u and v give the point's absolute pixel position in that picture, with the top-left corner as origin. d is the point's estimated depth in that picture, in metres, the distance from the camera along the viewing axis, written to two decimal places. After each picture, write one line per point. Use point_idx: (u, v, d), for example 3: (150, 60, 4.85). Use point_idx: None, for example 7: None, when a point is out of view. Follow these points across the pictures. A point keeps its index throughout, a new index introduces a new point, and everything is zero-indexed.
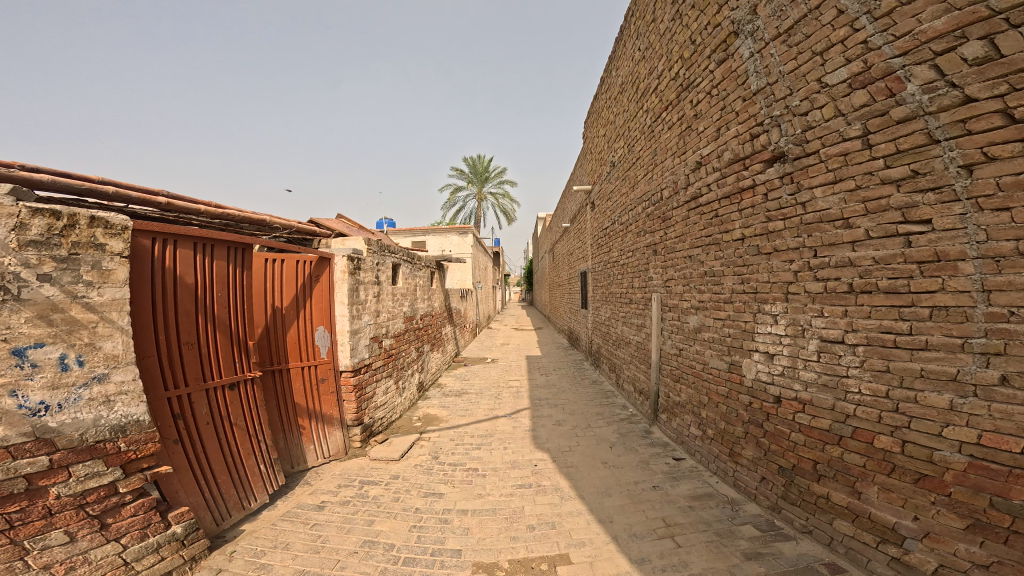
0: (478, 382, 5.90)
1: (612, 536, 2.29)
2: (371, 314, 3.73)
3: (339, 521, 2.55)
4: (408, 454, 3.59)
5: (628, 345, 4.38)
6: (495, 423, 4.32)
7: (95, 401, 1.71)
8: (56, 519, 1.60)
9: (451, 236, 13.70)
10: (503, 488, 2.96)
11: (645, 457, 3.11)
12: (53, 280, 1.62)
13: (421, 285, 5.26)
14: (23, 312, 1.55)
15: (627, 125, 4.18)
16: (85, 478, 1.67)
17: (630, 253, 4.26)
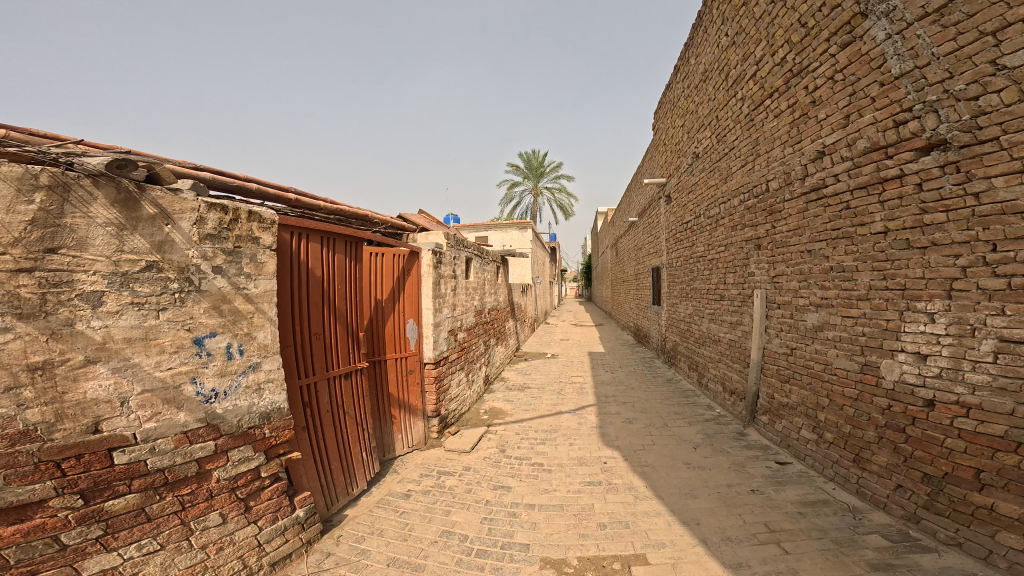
0: (540, 377, 5.95)
1: (700, 539, 2.25)
2: (449, 308, 3.86)
3: (421, 510, 2.65)
4: (478, 446, 3.67)
5: (717, 343, 4.28)
6: (559, 419, 4.33)
7: (250, 388, 1.91)
8: (215, 501, 1.77)
9: (510, 231, 13.89)
10: (571, 484, 2.97)
11: (739, 459, 3.03)
12: (221, 273, 1.83)
13: (488, 280, 5.37)
14: (203, 302, 1.76)
15: (714, 114, 4.08)
16: (238, 463, 1.85)
17: (721, 247, 4.15)
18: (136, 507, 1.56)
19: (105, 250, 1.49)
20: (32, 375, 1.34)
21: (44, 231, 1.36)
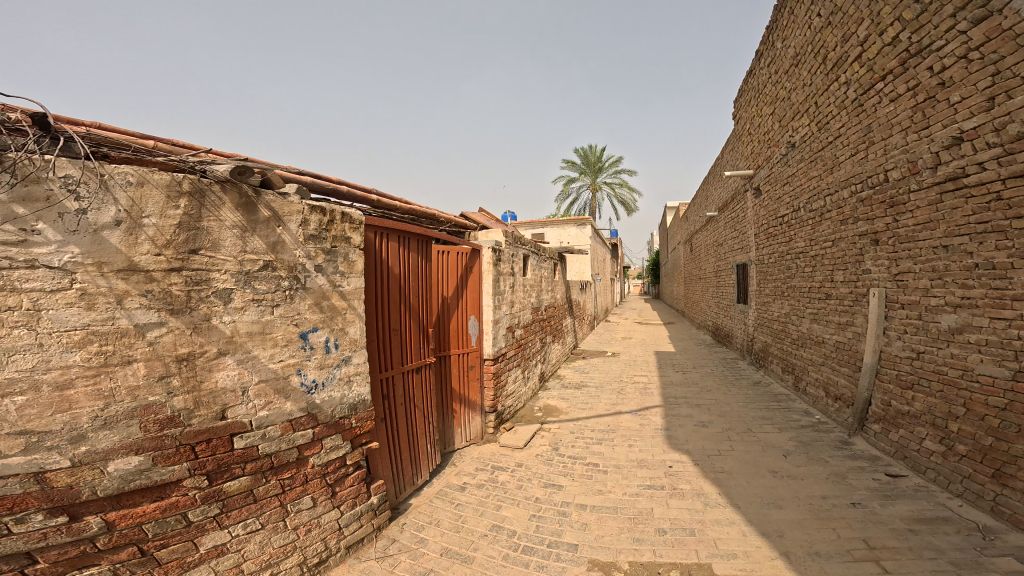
0: (596, 376, 5.97)
1: (782, 552, 2.15)
2: (507, 306, 4.13)
3: (475, 504, 2.81)
4: (531, 443, 3.69)
5: (821, 345, 4.26)
6: (618, 418, 4.26)
7: (342, 381, 2.39)
8: (309, 485, 2.22)
9: (568, 227, 13.99)
10: (627, 487, 2.91)
11: (840, 471, 2.96)
12: (322, 271, 2.33)
13: (546, 278, 5.58)
14: (309, 299, 2.25)
15: (823, 107, 4.10)
16: (329, 450, 2.31)
17: (829, 243, 4.12)
18: (247, 489, 2.01)
19: (233, 251, 1.98)
20: (178, 364, 1.82)
21: (188, 234, 1.84)
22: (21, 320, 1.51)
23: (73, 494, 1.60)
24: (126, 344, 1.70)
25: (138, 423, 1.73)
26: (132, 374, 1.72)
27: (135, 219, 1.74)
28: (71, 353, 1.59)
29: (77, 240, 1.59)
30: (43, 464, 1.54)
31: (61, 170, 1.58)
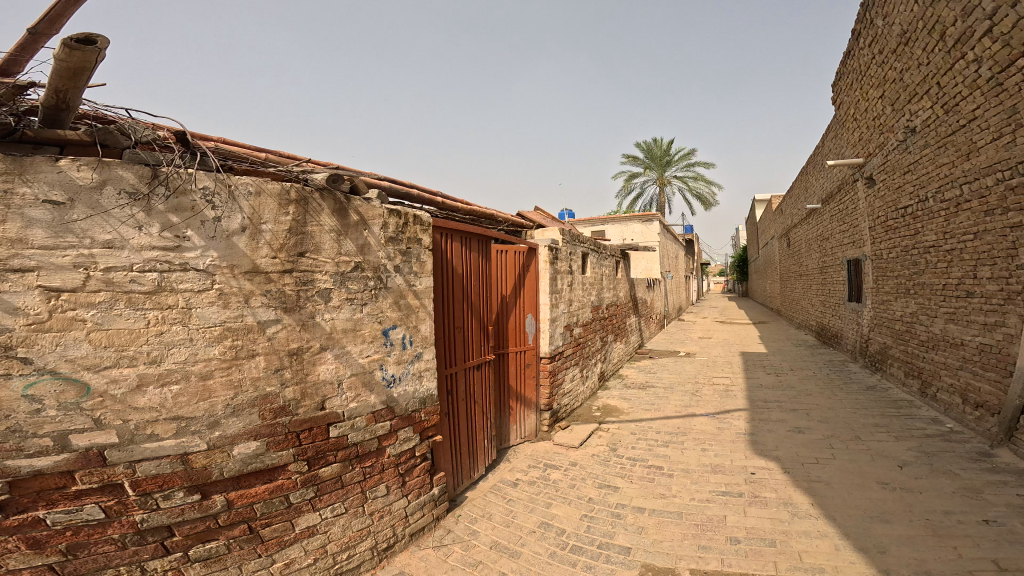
0: (664, 377, 7.42)
1: (884, 569, 2.54)
2: (564, 304, 5.39)
3: (526, 500, 3.80)
4: (586, 443, 4.74)
5: (959, 347, 4.74)
6: (692, 422, 5.19)
7: (414, 376, 3.44)
8: (383, 474, 3.20)
9: (632, 225, 14.65)
10: (699, 494, 3.56)
11: (973, 485, 3.33)
12: (400, 271, 3.36)
13: (606, 276, 7.03)
14: (390, 296, 3.28)
15: (965, 106, 4.39)
16: (401, 442, 3.33)
17: (969, 235, 4.57)
18: (335, 475, 2.95)
19: (331, 254, 2.91)
20: (288, 358, 2.73)
21: (296, 238, 2.75)
22: (179, 317, 2.35)
23: (206, 473, 2.45)
24: (250, 340, 2.58)
25: (258, 411, 2.61)
26: (255, 366, 2.60)
27: (256, 225, 2.61)
28: (209, 347, 2.44)
29: (215, 244, 2.46)
30: (187, 446, 2.39)
31: (200, 183, 2.43)
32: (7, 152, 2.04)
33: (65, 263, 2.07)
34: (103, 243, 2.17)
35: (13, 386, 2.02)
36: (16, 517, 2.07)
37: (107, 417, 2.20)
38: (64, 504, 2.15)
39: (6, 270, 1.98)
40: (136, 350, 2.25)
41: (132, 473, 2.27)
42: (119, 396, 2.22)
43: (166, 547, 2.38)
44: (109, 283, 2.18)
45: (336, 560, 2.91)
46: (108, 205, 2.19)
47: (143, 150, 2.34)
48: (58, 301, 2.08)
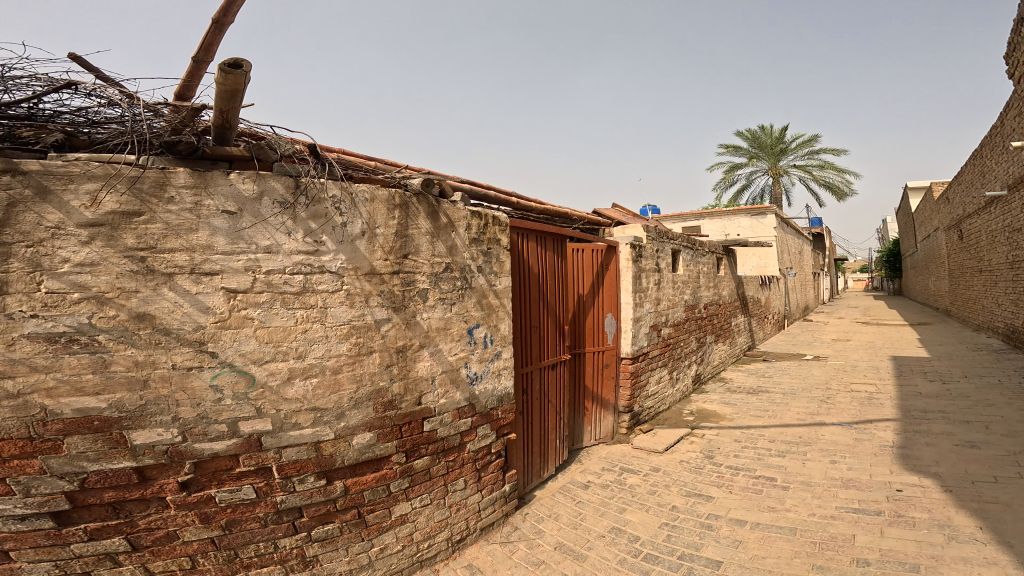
0: (785, 383, 7.09)
1: None
2: (651, 302, 5.31)
3: (596, 503, 3.74)
4: (673, 448, 4.60)
5: None
6: (820, 432, 4.84)
7: (494, 374, 3.53)
8: (463, 470, 3.32)
9: (739, 220, 14.60)
10: (820, 510, 3.30)
11: None
12: (482, 271, 3.46)
13: (704, 274, 6.94)
14: (473, 296, 3.39)
15: None
16: (480, 439, 3.43)
17: None
18: (426, 468, 3.11)
19: (428, 255, 3.10)
20: (396, 355, 2.94)
21: (400, 241, 2.96)
22: (318, 316, 2.64)
23: (332, 461, 2.71)
24: (370, 337, 2.82)
25: (373, 405, 2.84)
26: (372, 363, 2.83)
27: (371, 229, 2.84)
28: (339, 344, 2.71)
29: (343, 248, 2.72)
30: (321, 435, 2.67)
31: (330, 192, 2.70)
32: (196, 168, 2.38)
33: (239, 267, 2.41)
34: (264, 248, 2.50)
35: (202, 378, 2.38)
36: (196, 494, 2.41)
37: (266, 407, 2.53)
38: (229, 484, 2.48)
39: (202, 273, 2.34)
40: (289, 346, 2.57)
41: (279, 459, 2.58)
42: (275, 387, 2.55)
43: (295, 527, 2.65)
44: (269, 285, 2.51)
45: (419, 548, 3.06)
46: (266, 214, 2.51)
47: (287, 163, 2.62)
48: (236, 300, 2.43)
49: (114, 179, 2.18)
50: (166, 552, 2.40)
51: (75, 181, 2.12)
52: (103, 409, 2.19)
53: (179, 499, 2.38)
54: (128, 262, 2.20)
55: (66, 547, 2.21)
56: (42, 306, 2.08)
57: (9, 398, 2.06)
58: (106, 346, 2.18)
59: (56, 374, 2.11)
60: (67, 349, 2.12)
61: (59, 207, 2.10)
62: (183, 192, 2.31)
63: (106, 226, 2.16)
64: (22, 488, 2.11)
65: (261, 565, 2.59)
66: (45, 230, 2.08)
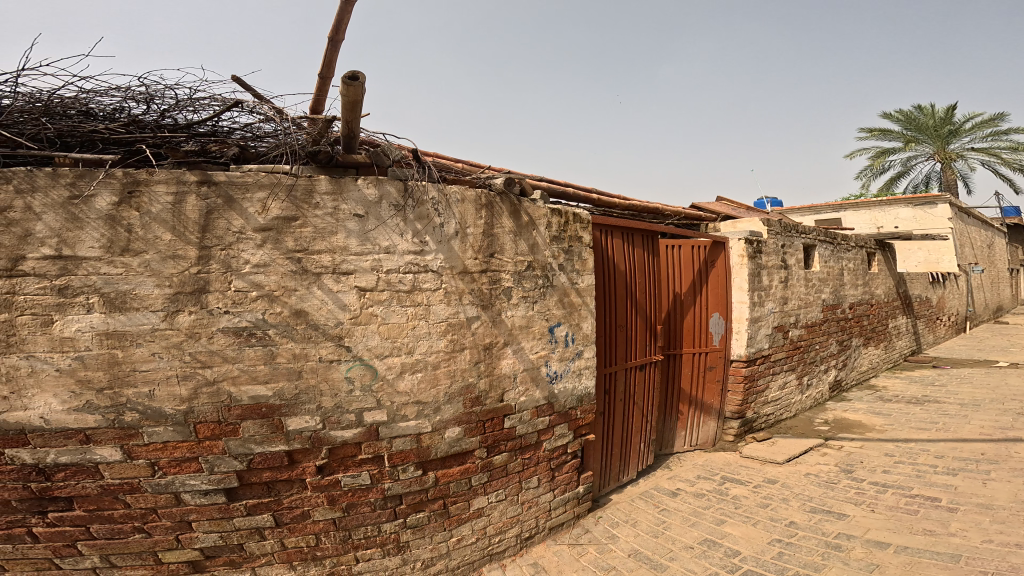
0: (963, 395, 6.29)
1: None
2: (773, 302, 5.00)
3: (683, 512, 3.54)
4: (796, 461, 4.27)
5: None
6: (1006, 450, 4.21)
7: (574, 373, 3.39)
8: (537, 468, 3.28)
9: (897, 211, 14.03)
10: (988, 539, 2.86)
11: None
12: (564, 270, 3.33)
13: (846, 270, 6.47)
14: (555, 295, 3.27)
15: None
16: (556, 438, 3.35)
17: None
18: (502, 464, 3.11)
19: (512, 254, 3.05)
20: (484, 352, 2.96)
21: (487, 241, 2.96)
22: (422, 314, 2.73)
23: (427, 451, 2.81)
24: (462, 335, 2.87)
25: (462, 400, 2.89)
26: (464, 359, 2.88)
27: (464, 230, 2.87)
28: (438, 340, 2.78)
29: (442, 248, 2.78)
30: (422, 428, 2.77)
31: (429, 194, 2.77)
32: (332, 175, 2.56)
33: (367, 266, 2.56)
34: (384, 248, 2.62)
35: (338, 369, 2.54)
36: (328, 477, 2.59)
37: (385, 399, 2.66)
38: (352, 469, 2.64)
39: (341, 273, 2.51)
40: (403, 342, 2.69)
41: (389, 448, 2.70)
42: (391, 380, 2.67)
43: (396, 513, 2.78)
44: (389, 284, 2.63)
45: (490, 542, 3.09)
46: (385, 216, 2.63)
47: (397, 166, 2.74)
48: (365, 299, 2.58)
49: (279, 188, 2.39)
50: (300, 529, 2.60)
51: (250, 190, 2.35)
52: (271, 397, 2.42)
53: (316, 481, 2.57)
54: (287, 263, 2.40)
55: (230, 519, 2.46)
56: (231, 303, 2.32)
57: (203, 384, 2.31)
58: (272, 340, 2.40)
59: (241, 364, 2.35)
60: (248, 342, 2.36)
61: (241, 214, 2.33)
62: (325, 198, 2.48)
63: (272, 231, 2.37)
64: (208, 466, 2.37)
65: (367, 548, 2.73)
66: (232, 234, 2.32)
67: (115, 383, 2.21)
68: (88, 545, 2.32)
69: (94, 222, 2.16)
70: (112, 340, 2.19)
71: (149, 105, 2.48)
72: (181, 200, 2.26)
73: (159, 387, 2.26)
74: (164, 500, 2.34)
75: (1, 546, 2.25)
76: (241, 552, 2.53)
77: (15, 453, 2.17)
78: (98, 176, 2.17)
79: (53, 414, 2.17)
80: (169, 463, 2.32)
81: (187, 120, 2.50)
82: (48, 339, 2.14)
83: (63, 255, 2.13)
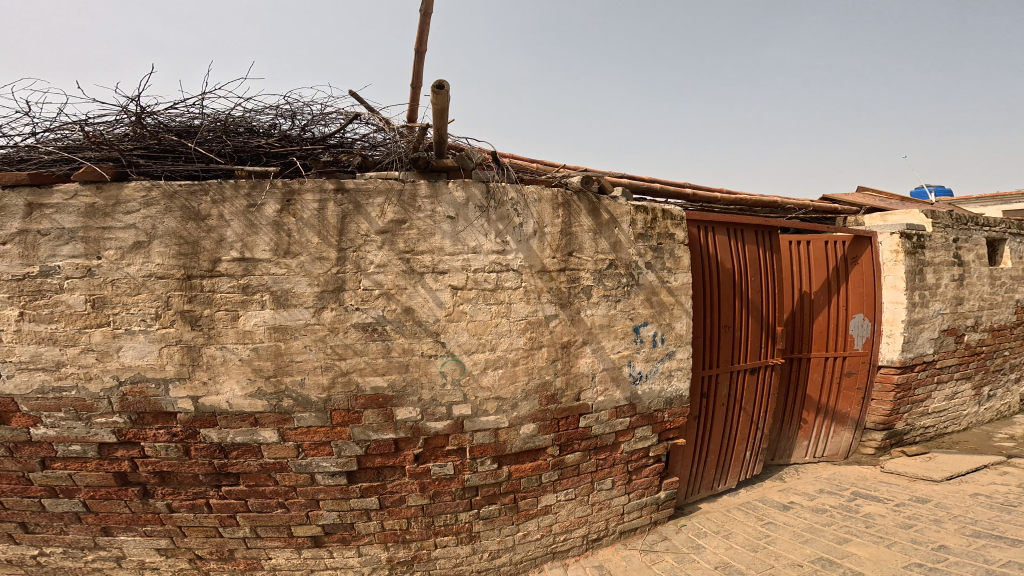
0: None
1: None
2: (941, 302, 4.44)
3: (792, 527, 3.26)
4: (966, 480, 3.83)
5: None
6: None
7: (663, 374, 3.20)
8: (612, 469, 3.18)
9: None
10: None
11: None
12: (651, 269, 3.10)
13: None
14: (641, 294, 3.07)
15: None
16: (637, 440, 3.21)
17: None
18: (574, 464, 3.06)
19: (591, 253, 2.91)
20: (561, 350, 2.89)
21: (565, 240, 2.85)
22: (503, 311, 2.74)
23: (503, 446, 2.84)
24: (540, 333, 2.83)
25: (539, 397, 2.87)
26: (541, 357, 2.84)
27: (542, 228, 2.80)
28: (518, 337, 2.78)
29: (521, 248, 2.75)
30: (501, 423, 2.80)
31: (508, 195, 2.75)
32: (431, 179, 2.65)
33: (459, 266, 2.62)
34: (472, 248, 2.66)
35: (435, 364, 2.64)
36: (422, 466, 2.71)
37: (470, 394, 2.72)
38: (440, 459, 2.74)
39: (438, 272, 2.60)
40: (487, 339, 2.72)
41: (470, 441, 2.77)
42: (476, 375, 2.72)
43: (471, 503, 2.86)
44: (476, 283, 2.67)
45: (555, 540, 3.10)
46: (471, 217, 2.66)
47: (480, 169, 2.73)
48: (458, 296, 2.65)
49: (392, 193, 2.53)
50: (397, 512, 2.76)
51: (371, 197, 2.50)
52: (386, 387, 2.58)
53: (413, 469, 2.70)
54: (399, 263, 2.55)
55: (348, 499, 2.66)
56: (361, 300, 2.51)
57: (339, 375, 2.51)
58: (389, 335, 2.56)
59: (366, 357, 2.53)
60: (372, 337, 2.53)
61: (366, 218, 2.49)
62: (424, 201, 2.58)
63: (388, 234, 2.52)
64: (338, 449, 2.57)
65: (444, 535, 2.86)
66: (361, 236, 2.49)
67: (278, 371, 2.46)
68: (244, 517, 2.62)
69: (266, 228, 2.41)
70: (279, 333, 2.44)
71: (293, 121, 2.72)
72: (324, 207, 2.45)
73: (308, 376, 2.49)
74: (302, 479, 2.59)
75: (186, 514, 2.59)
76: (350, 531, 2.73)
77: (207, 432, 2.47)
78: (265, 186, 2.41)
79: (235, 398, 2.46)
80: (311, 445, 2.55)
81: (322, 133, 2.74)
82: (235, 332, 2.41)
83: (246, 257, 2.39)
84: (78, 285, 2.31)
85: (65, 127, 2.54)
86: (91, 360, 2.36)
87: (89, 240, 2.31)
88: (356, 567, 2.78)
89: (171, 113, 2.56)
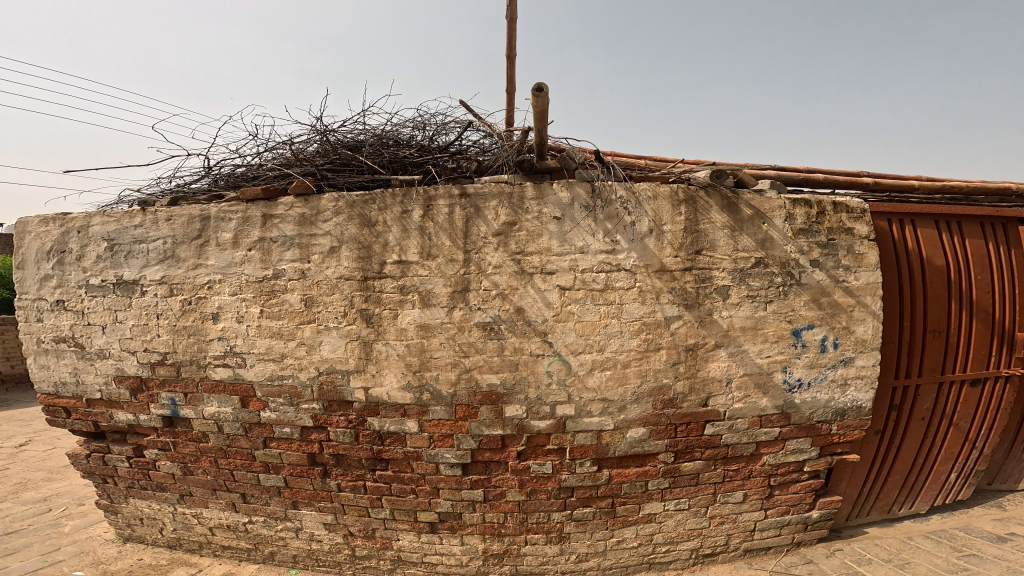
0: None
1: None
2: None
3: (1004, 563, 2.75)
4: None
5: None
6: None
7: (836, 382, 2.84)
8: (745, 481, 2.91)
9: None
10: None
11: None
12: (822, 267, 2.76)
13: None
14: (805, 295, 2.75)
15: None
16: (789, 453, 2.89)
17: None
18: (693, 473, 2.85)
19: (728, 251, 2.68)
20: (685, 352, 2.71)
21: (692, 238, 2.66)
22: (615, 311, 2.65)
23: (605, 448, 2.75)
24: (659, 334, 2.68)
25: (652, 400, 2.72)
26: (659, 359, 2.69)
27: (658, 226, 2.66)
28: (631, 338, 2.67)
29: (634, 246, 2.62)
30: (605, 425, 2.71)
31: (616, 193, 2.63)
32: (537, 181, 2.66)
33: (564, 266, 2.59)
34: (579, 248, 2.60)
35: (541, 363, 2.63)
36: (521, 463, 2.73)
37: (574, 394, 2.67)
38: (539, 457, 2.74)
39: (545, 272, 2.59)
40: (595, 339, 2.65)
41: (571, 442, 2.72)
42: (581, 375, 2.66)
43: (565, 504, 2.82)
44: (583, 282, 2.61)
45: (654, 550, 2.94)
46: (578, 218, 2.60)
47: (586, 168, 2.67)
48: (566, 296, 2.61)
49: (504, 195, 2.57)
50: (497, 506, 2.81)
51: (488, 200, 2.57)
52: (495, 383, 2.63)
53: (515, 465, 2.73)
54: (512, 265, 2.58)
55: (461, 490, 2.77)
56: (482, 300, 2.59)
57: (463, 371, 2.63)
58: (503, 333, 2.61)
59: (483, 355, 2.62)
60: (490, 334, 2.61)
61: (483, 220, 2.57)
62: (531, 202, 2.58)
63: (502, 235, 2.57)
64: (456, 442, 2.69)
65: (536, 533, 2.86)
66: (481, 238, 2.57)
67: (422, 365, 2.63)
68: (388, 500, 2.86)
69: (414, 233, 2.58)
70: (424, 331, 2.61)
71: (423, 131, 2.90)
72: (452, 212, 2.57)
73: (444, 371, 2.63)
74: (430, 468, 2.75)
75: (349, 494, 2.89)
76: (458, 520, 2.85)
77: (371, 420, 2.73)
78: (412, 194, 2.58)
79: (394, 391, 2.67)
80: (440, 437, 2.70)
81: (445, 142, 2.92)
82: (395, 329, 2.63)
83: (402, 261, 2.59)
84: (296, 286, 2.66)
85: (279, 147, 2.95)
86: (303, 352, 2.71)
87: (303, 246, 2.65)
88: (458, 555, 2.91)
89: (345, 131, 2.88)
